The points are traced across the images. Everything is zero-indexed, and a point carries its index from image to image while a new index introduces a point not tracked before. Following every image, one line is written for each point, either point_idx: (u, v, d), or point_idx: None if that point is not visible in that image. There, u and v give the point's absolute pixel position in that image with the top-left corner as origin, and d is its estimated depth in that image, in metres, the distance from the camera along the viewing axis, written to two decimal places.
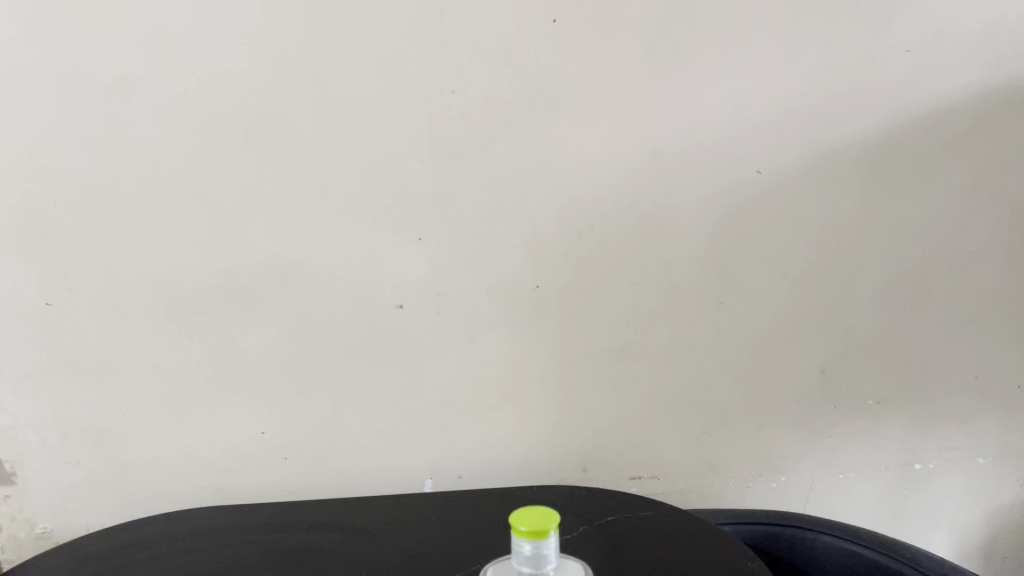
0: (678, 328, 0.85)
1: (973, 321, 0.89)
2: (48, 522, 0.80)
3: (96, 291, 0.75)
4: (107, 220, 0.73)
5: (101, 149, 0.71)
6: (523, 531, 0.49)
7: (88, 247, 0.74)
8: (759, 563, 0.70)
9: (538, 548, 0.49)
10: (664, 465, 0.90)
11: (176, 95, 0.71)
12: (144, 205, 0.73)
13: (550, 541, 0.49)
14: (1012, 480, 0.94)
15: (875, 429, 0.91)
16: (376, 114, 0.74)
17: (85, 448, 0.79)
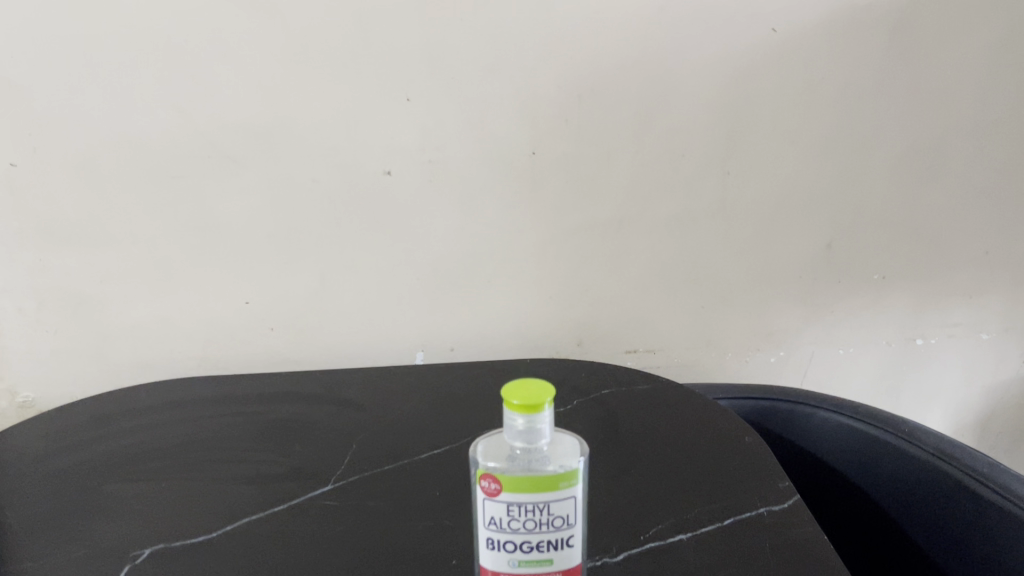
0: (680, 198, 0.81)
1: (989, 192, 0.85)
2: (31, 390, 0.79)
3: (60, 153, 0.70)
4: (70, 76, 0.68)
5: None
6: (513, 404, 0.38)
7: (51, 105, 0.68)
8: (755, 438, 0.69)
9: (533, 425, 0.38)
10: (661, 339, 0.88)
11: None
12: (109, 59, 0.68)
13: (546, 417, 0.39)
14: (1015, 356, 0.92)
15: (879, 304, 0.88)
16: None
17: (64, 316, 0.77)
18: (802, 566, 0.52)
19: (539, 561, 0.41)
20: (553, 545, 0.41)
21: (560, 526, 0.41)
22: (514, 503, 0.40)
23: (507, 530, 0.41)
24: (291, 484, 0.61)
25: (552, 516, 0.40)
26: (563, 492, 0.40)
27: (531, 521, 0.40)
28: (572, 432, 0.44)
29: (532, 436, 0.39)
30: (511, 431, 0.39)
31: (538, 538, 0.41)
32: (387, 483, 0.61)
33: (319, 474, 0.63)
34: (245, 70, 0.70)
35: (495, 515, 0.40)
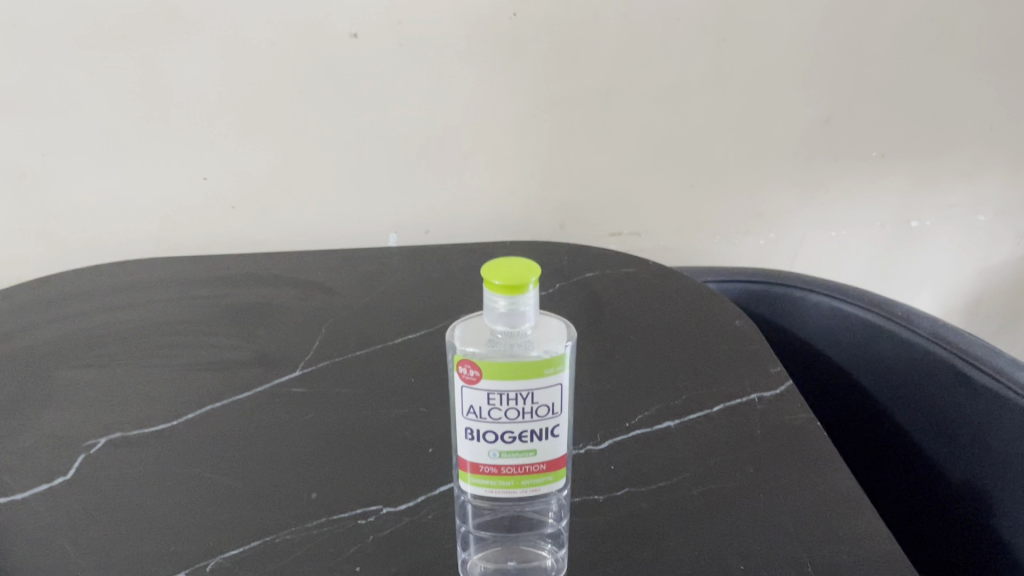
0: (671, 67, 0.75)
1: (1001, 61, 0.79)
2: None
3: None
4: None
5: None
6: (494, 285, 0.35)
7: None
8: (746, 321, 0.66)
9: (515, 307, 0.35)
10: (647, 220, 0.84)
11: None
12: None
13: (530, 297, 0.35)
14: (1010, 239, 0.89)
15: (875, 183, 0.84)
16: None
17: (7, 192, 0.72)
18: (796, 451, 0.50)
19: (521, 452, 0.38)
20: (537, 436, 0.38)
21: (544, 415, 0.38)
22: (495, 391, 0.37)
23: (487, 419, 0.37)
24: (257, 370, 0.58)
25: (536, 404, 0.37)
26: (548, 379, 0.37)
27: (513, 410, 0.37)
28: (558, 315, 0.41)
29: (515, 320, 0.35)
30: (492, 314, 0.35)
31: (520, 428, 0.38)
32: (359, 369, 0.58)
33: (285, 359, 0.59)
34: None
35: (473, 404, 0.37)
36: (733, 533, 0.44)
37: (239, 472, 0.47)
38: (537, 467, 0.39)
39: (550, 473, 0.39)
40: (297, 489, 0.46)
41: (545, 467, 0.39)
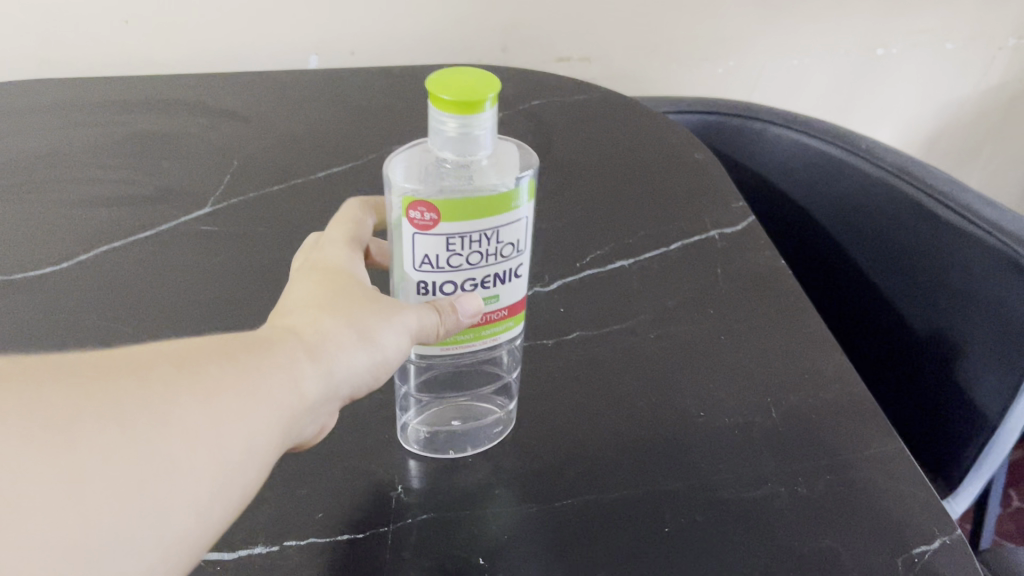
0: None
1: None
2: None
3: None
4: None
5: None
6: (444, 102, 0.28)
7: None
8: (707, 155, 0.60)
9: (467, 129, 0.28)
10: (598, 45, 0.77)
11: None
12: None
13: (485, 118, 0.28)
14: (976, 69, 0.82)
15: (844, 4, 0.76)
16: None
17: None
18: (761, 293, 0.47)
19: (485, 300, 0.33)
20: (500, 278, 0.33)
21: (509, 256, 0.32)
22: (455, 235, 0.30)
23: (447, 269, 0.31)
24: (161, 206, 0.51)
25: (502, 244, 0.31)
26: (515, 214, 0.31)
27: (477, 255, 0.31)
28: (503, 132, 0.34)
29: (468, 147, 0.29)
30: (441, 139, 0.29)
31: (484, 273, 0.32)
32: (278, 206, 0.52)
33: (192, 194, 0.52)
34: None
35: (428, 252, 0.31)
36: (694, 383, 0.41)
37: (146, 316, 0.42)
38: (501, 314, 0.34)
39: (512, 319, 0.34)
40: (212, 336, 0.41)
41: (507, 314, 0.34)
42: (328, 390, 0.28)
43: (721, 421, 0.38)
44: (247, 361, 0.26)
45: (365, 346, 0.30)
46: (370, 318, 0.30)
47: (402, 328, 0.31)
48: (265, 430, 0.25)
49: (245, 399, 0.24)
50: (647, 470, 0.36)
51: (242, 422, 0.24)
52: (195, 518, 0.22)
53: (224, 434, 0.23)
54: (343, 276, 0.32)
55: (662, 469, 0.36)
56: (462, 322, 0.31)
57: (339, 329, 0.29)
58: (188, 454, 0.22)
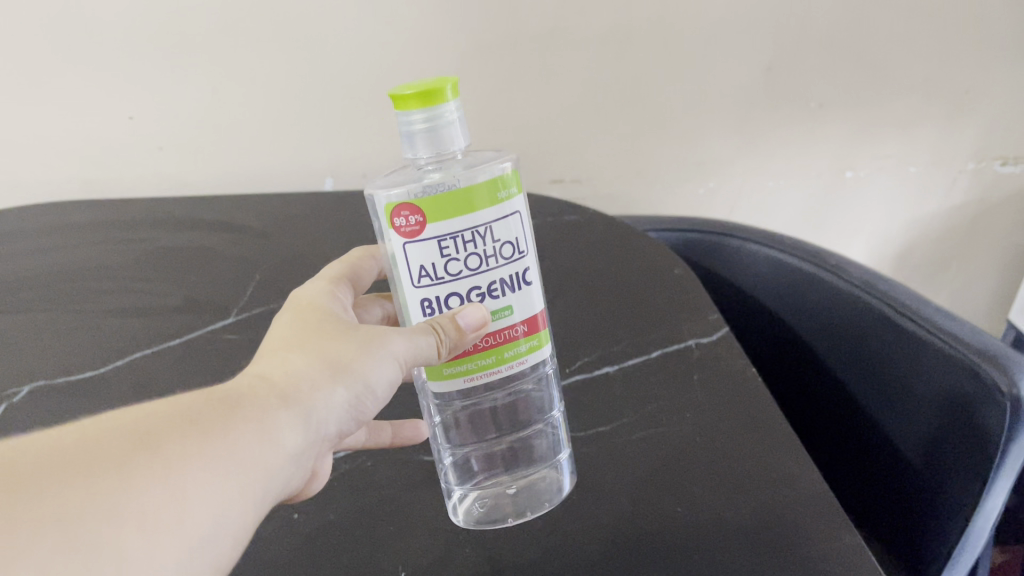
0: (615, 11, 0.73)
1: (950, 11, 0.76)
2: None
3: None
4: None
5: None
6: (408, 99, 0.32)
7: None
8: (685, 271, 0.65)
9: (433, 120, 0.32)
10: (589, 168, 0.85)
11: None
12: None
13: (447, 106, 0.33)
14: (940, 191, 0.88)
15: (815, 131, 0.84)
16: None
17: None
18: (734, 397, 0.50)
19: (501, 312, 0.36)
20: (508, 283, 0.36)
21: (510, 257, 0.35)
22: (446, 237, 0.34)
23: (448, 278, 0.35)
24: (189, 315, 0.56)
25: (497, 240, 0.35)
26: (501, 211, 0.35)
27: (474, 256, 0.35)
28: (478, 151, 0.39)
29: (438, 138, 0.33)
30: (411, 134, 0.33)
31: (487, 278, 0.35)
32: None
33: (214, 305, 0.58)
34: None
35: (426, 260, 0.34)
36: (668, 480, 0.45)
37: None
38: (517, 332, 0.37)
39: (530, 336, 0.37)
40: None
41: (521, 328, 0.37)
42: (309, 433, 0.33)
43: (693, 515, 0.42)
44: (213, 427, 0.29)
45: (346, 383, 0.34)
46: (351, 359, 0.34)
47: (388, 358, 0.35)
48: (242, 490, 0.29)
49: (220, 465, 0.28)
50: (625, 561, 0.40)
51: (219, 485, 0.28)
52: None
53: (207, 495, 0.27)
54: (328, 321, 0.36)
55: (638, 560, 0.40)
56: (469, 334, 0.35)
57: (318, 376, 0.33)
58: (176, 519, 0.26)
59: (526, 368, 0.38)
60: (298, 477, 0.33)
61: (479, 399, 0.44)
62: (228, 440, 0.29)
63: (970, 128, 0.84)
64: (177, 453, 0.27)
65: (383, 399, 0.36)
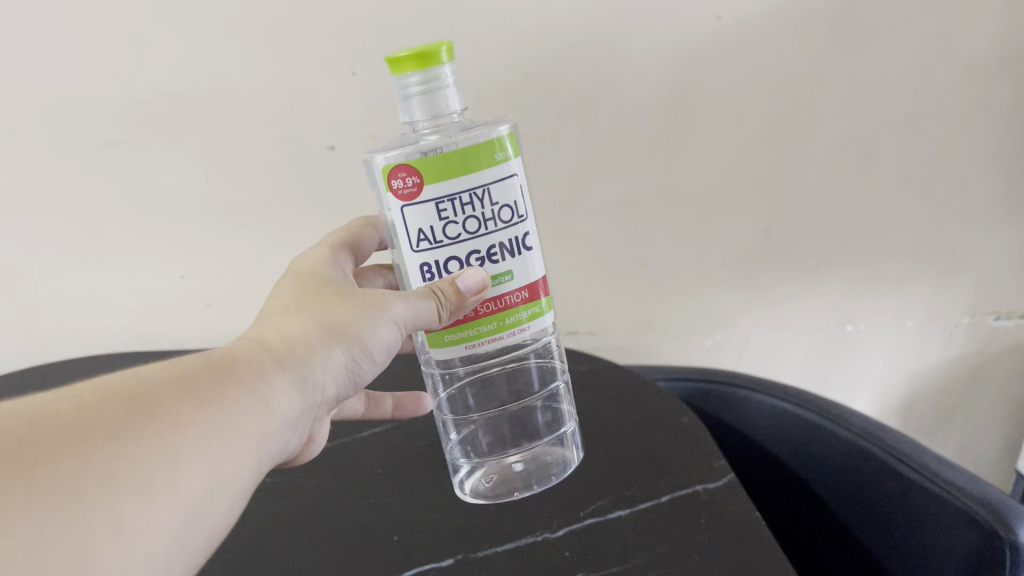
0: (623, 183, 0.83)
1: (933, 184, 0.83)
2: (17, 338, 0.95)
3: (39, 99, 0.77)
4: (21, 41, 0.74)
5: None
6: (409, 63, 0.45)
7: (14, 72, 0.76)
8: (692, 419, 0.69)
9: (427, 79, 0.45)
10: (602, 322, 0.93)
11: None
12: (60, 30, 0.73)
13: (440, 68, 0.45)
14: (937, 345, 0.93)
15: (813, 289, 0.90)
16: None
17: (30, 279, 0.90)
18: (737, 537, 0.53)
19: (502, 278, 0.49)
20: (505, 249, 0.49)
21: (507, 221, 0.48)
22: (451, 197, 0.47)
23: (449, 240, 0.48)
24: None
25: (492, 207, 0.48)
26: (494, 176, 0.47)
27: (470, 221, 0.47)
28: (473, 123, 0.51)
29: (432, 97, 0.46)
30: (409, 92, 0.46)
31: (483, 242, 0.48)
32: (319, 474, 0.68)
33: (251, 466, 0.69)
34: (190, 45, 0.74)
35: (434, 215, 0.47)
36: None
37: None
38: (517, 299, 0.49)
39: (529, 304, 0.50)
40: None
41: (520, 293, 0.49)
42: (305, 386, 0.44)
43: None
44: (220, 390, 0.39)
45: (344, 343, 0.47)
46: (348, 326, 0.47)
47: (387, 320, 0.48)
48: (236, 451, 0.38)
49: (217, 431, 0.37)
50: None
51: (220, 441, 0.37)
52: (200, 514, 0.35)
53: (203, 460, 0.36)
54: (332, 297, 0.49)
55: None
56: (468, 292, 0.47)
57: (317, 341, 0.46)
58: (178, 480, 0.34)
59: (529, 330, 0.51)
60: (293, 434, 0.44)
61: (481, 375, 0.65)
62: (226, 408, 0.38)
63: (961, 286, 0.89)
64: (175, 424, 0.35)
65: (374, 359, 0.49)
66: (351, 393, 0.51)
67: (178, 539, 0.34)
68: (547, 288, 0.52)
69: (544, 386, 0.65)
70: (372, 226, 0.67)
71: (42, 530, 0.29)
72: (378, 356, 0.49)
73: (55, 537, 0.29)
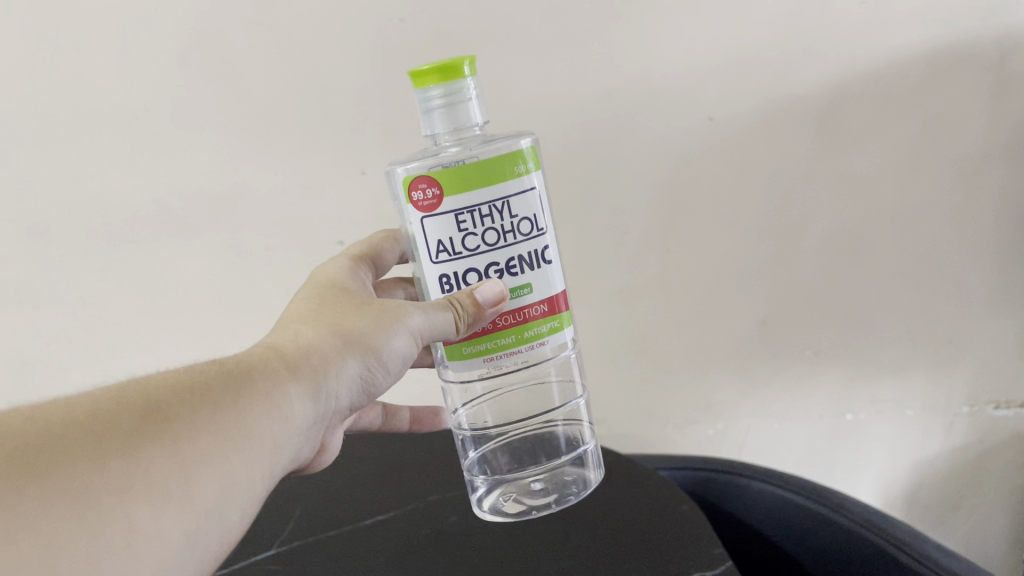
0: (623, 275, 0.86)
1: (926, 276, 0.85)
2: None
3: (69, 197, 0.82)
4: (54, 143, 0.80)
5: (48, 86, 0.77)
6: (433, 76, 0.49)
7: (46, 173, 0.81)
8: (691, 506, 0.70)
9: (450, 91, 0.49)
10: (604, 412, 0.95)
11: (118, 28, 0.74)
12: (90, 133, 0.79)
13: (463, 81, 0.49)
14: (938, 434, 0.93)
15: (812, 377, 0.91)
16: (324, 55, 0.75)
17: (48, 367, 0.93)
18: None
19: (521, 290, 0.51)
20: (524, 262, 0.51)
21: (527, 233, 0.51)
22: (473, 208, 0.50)
23: (468, 252, 0.51)
24: None
25: (511, 220, 0.50)
26: (514, 189, 0.50)
27: (489, 232, 0.50)
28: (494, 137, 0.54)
29: (454, 110, 0.49)
30: (431, 104, 0.49)
31: (501, 254, 0.51)
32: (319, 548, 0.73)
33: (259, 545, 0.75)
34: (209, 146, 0.79)
35: (456, 226, 0.50)
36: None
37: None
38: (537, 312, 0.52)
39: (548, 318, 0.52)
40: None
41: (537, 305, 0.52)
42: (320, 391, 0.50)
43: None
44: (230, 401, 0.45)
45: (358, 354, 0.52)
46: (362, 338, 0.52)
47: (404, 330, 0.53)
48: (242, 462, 0.44)
49: (225, 439, 0.43)
50: None
51: (226, 448, 0.43)
52: (204, 517, 0.41)
53: (207, 469, 0.42)
54: (351, 309, 0.54)
55: None
56: (487, 303, 0.50)
57: (329, 351, 0.51)
58: (181, 491, 0.40)
59: (549, 344, 0.53)
60: (309, 437, 0.51)
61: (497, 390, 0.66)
62: (234, 420, 0.44)
63: (959, 376, 0.90)
64: (186, 432, 0.42)
65: (390, 368, 0.54)
66: (371, 397, 0.56)
67: (185, 536, 0.40)
68: (566, 303, 0.54)
69: (564, 401, 0.66)
70: (392, 241, 0.70)
71: (53, 535, 0.36)
72: (395, 365, 0.54)
73: (65, 541, 0.36)
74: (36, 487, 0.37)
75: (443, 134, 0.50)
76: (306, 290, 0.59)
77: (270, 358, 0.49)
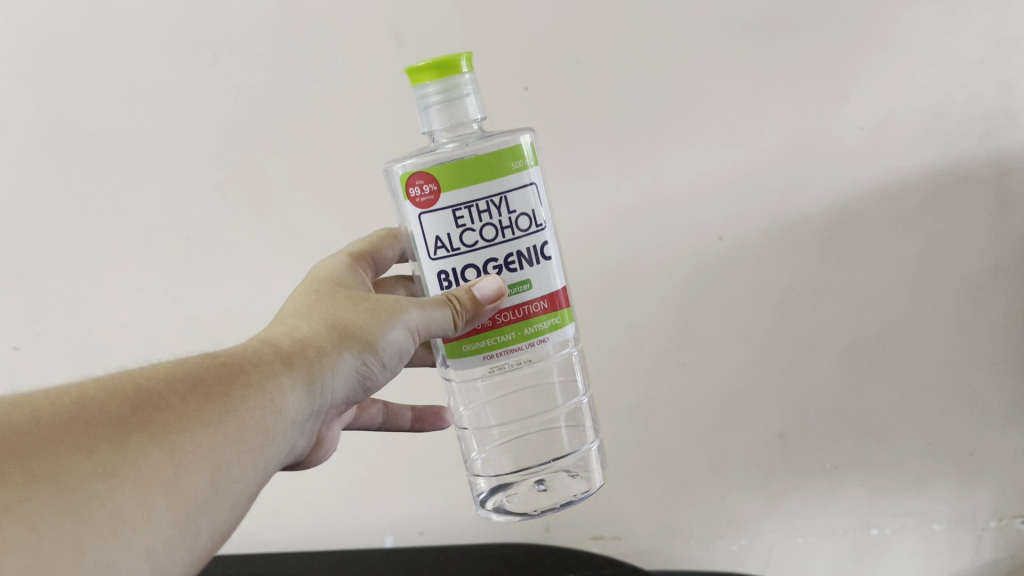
0: (641, 389, 0.88)
1: (942, 387, 0.86)
2: None
3: (113, 315, 0.88)
4: (99, 266, 0.86)
5: (95, 213, 0.83)
6: (432, 74, 0.53)
7: (92, 292, 0.87)
8: None
9: (446, 86, 0.54)
10: (625, 528, 0.96)
11: (160, 160, 0.80)
12: (131, 256, 0.85)
13: (459, 76, 0.54)
14: (967, 549, 0.92)
15: (834, 493, 0.91)
16: (355, 187, 0.80)
17: None
18: None
19: (521, 286, 0.56)
20: (523, 257, 0.56)
21: (526, 229, 0.56)
22: (471, 201, 0.54)
23: (467, 247, 0.55)
24: None
25: (508, 215, 0.55)
26: (511, 182, 0.54)
27: (487, 228, 0.55)
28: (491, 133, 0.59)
29: (450, 106, 0.54)
30: (429, 101, 0.54)
31: (500, 249, 0.55)
32: None
33: None
34: (245, 269, 0.85)
35: (454, 220, 0.55)
36: None
37: None
38: (537, 309, 0.57)
39: (549, 314, 0.57)
40: None
41: (536, 302, 0.56)
42: (314, 385, 0.53)
43: None
44: (219, 395, 0.48)
45: (353, 352, 0.56)
46: (358, 336, 0.56)
47: (400, 324, 0.56)
48: (234, 452, 0.47)
49: (215, 429, 0.46)
50: None
51: (216, 439, 0.46)
52: (197, 504, 0.44)
53: (199, 459, 0.45)
54: (348, 302, 0.58)
55: None
56: (489, 297, 0.54)
57: (327, 348, 0.54)
58: (174, 477, 0.43)
59: (551, 340, 0.57)
60: (305, 430, 0.54)
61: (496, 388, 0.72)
62: (224, 411, 0.47)
63: (983, 490, 0.90)
64: (177, 420, 0.45)
65: (385, 363, 0.58)
66: (367, 393, 0.60)
67: (180, 519, 0.43)
68: (567, 300, 0.59)
69: (558, 403, 0.70)
70: (393, 239, 0.73)
71: (40, 521, 0.39)
72: (390, 360, 0.58)
73: (53, 525, 0.39)
74: (23, 475, 0.40)
75: (441, 130, 0.55)
76: (303, 285, 0.62)
77: (266, 353, 0.53)
